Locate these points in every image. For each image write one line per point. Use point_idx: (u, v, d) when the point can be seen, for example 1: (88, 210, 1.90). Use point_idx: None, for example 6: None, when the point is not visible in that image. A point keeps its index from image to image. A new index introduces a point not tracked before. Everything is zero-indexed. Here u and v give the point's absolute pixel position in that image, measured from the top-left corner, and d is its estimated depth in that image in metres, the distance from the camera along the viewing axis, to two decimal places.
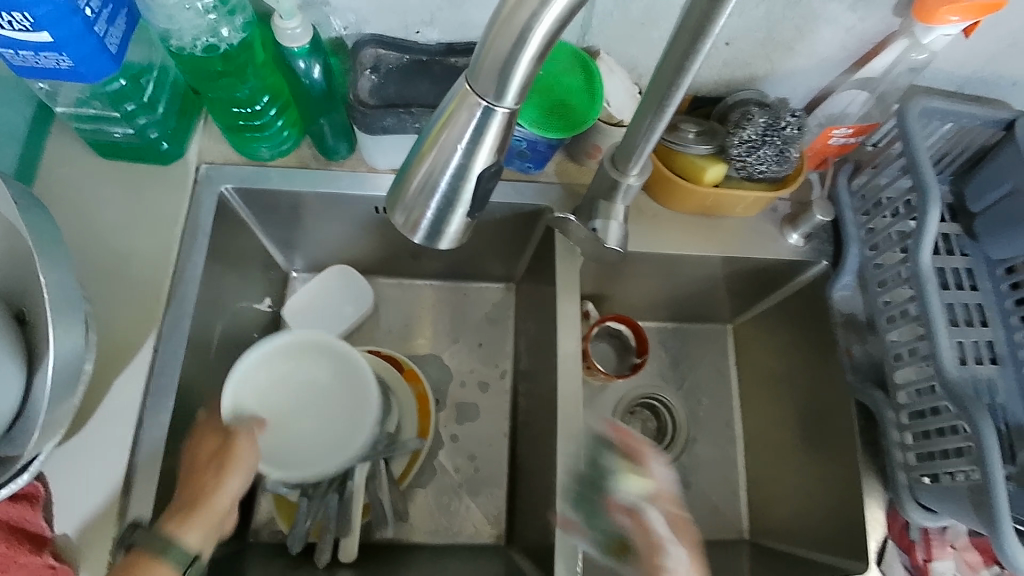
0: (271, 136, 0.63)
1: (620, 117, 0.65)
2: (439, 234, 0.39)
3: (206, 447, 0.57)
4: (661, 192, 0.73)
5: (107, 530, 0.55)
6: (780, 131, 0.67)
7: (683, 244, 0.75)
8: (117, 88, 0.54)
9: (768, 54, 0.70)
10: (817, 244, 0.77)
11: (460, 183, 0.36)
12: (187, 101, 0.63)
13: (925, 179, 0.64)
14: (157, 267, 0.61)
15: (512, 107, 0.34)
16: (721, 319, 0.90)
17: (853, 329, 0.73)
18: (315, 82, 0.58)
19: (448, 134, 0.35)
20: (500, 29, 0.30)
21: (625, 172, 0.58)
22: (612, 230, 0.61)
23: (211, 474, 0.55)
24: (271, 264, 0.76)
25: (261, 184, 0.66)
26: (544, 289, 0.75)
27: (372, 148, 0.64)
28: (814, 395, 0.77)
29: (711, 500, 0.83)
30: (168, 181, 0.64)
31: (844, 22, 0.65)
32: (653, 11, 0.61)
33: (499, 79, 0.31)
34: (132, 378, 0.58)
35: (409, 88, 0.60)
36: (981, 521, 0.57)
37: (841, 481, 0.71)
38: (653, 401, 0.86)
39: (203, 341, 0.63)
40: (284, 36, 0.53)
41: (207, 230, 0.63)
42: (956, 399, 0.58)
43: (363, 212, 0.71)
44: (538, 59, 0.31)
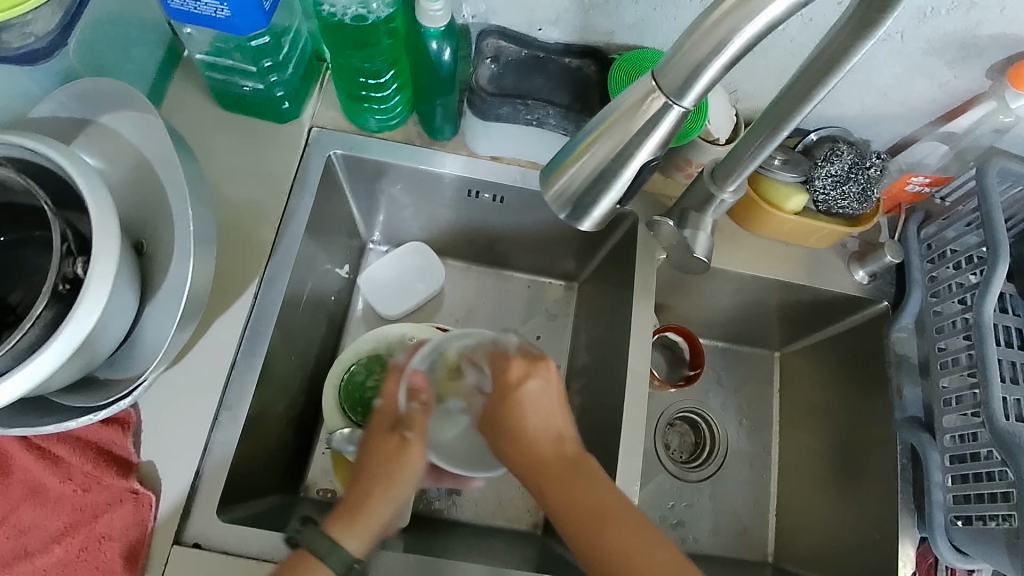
0: (385, 110, 0.67)
1: (716, 135, 0.67)
2: (586, 213, 0.42)
3: (385, 443, 0.56)
4: (741, 212, 0.76)
5: (190, 462, 0.57)
6: (865, 170, 0.70)
7: (754, 264, 0.78)
8: (260, 44, 0.59)
9: (860, 96, 0.73)
10: (881, 284, 0.79)
11: (619, 171, 0.39)
12: (309, 66, 0.67)
13: (997, 234, 0.67)
14: (263, 220, 0.64)
15: (688, 107, 0.37)
16: (770, 347, 0.92)
17: (904, 369, 0.76)
18: (443, 64, 0.61)
19: (621, 126, 0.38)
20: (699, 37, 0.34)
21: (722, 187, 0.60)
22: (700, 241, 0.63)
23: (393, 449, 0.55)
24: (354, 234, 0.79)
25: (363, 154, 0.69)
26: (612, 291, 0.77)
27: (479, 132, 0.67)
28: (858, 430, 0.79)
29: (742, 520, 0.84)
30: (283, 139, 0.67)
31: (939, 77, 0.68)
32: (767, 42, 0.64)
33: (685, 81, 0.35)
34: (231, 321, 0.61)
35: (525, 81, 0.63)
36: (1015, 565, 0.60)
37: (880, 516, 0.73)
38: (694, 415, 0.88)
39: (294, 297, 0.66)
40: (425, 16, 0.55)
41: (313, 190, 0.66)
42: (1006, 447, 0.61)
43: (453, 193, 0.73)
44: (724, 68, 0.35)
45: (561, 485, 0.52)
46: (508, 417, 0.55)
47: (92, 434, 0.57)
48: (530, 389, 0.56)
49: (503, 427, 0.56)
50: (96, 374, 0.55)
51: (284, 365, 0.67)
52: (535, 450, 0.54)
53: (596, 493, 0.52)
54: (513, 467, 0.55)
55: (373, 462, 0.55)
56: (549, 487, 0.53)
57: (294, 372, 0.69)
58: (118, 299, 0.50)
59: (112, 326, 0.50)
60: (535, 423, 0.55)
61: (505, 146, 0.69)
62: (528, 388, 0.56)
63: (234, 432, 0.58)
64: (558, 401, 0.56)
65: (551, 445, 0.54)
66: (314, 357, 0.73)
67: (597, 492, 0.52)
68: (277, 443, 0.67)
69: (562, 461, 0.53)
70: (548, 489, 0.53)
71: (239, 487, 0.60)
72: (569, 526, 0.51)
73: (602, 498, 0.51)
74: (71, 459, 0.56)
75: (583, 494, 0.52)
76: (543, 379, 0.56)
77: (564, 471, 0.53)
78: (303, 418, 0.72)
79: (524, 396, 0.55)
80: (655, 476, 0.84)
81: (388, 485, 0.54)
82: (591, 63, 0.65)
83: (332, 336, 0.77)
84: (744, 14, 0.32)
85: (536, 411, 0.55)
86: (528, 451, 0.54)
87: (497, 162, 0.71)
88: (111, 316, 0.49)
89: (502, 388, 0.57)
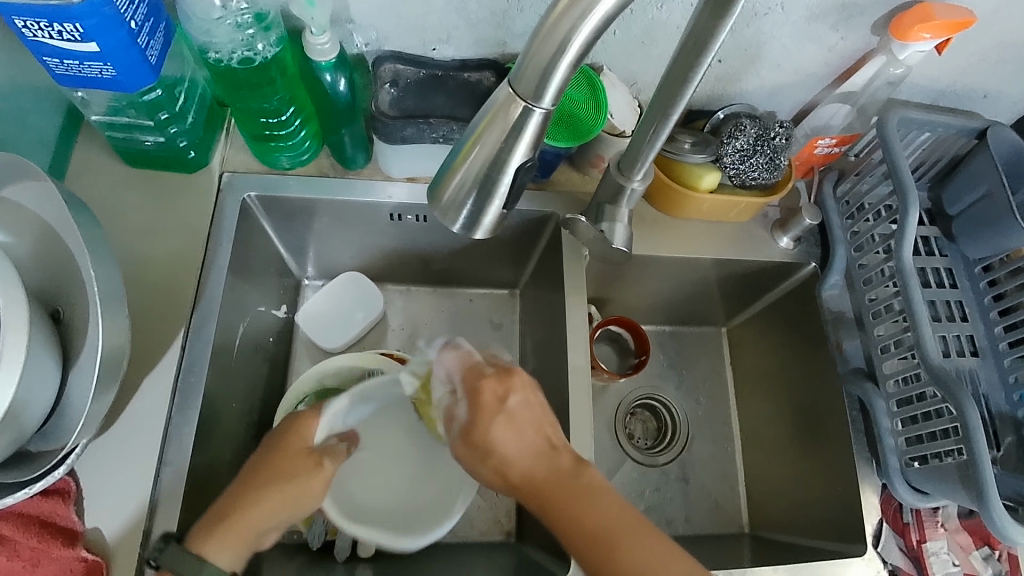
0: (293, 146, 0.69)
1: (622, 128, 0.69)
2: (479, 215, 0.43)
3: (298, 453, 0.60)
4: (661, 199, 0.78)
5: (137, 523, 0.56)
6: (770, 141, 0.72)
7: (678, 248, 0.79)
8: (154, 98, 0.59)
9: (758, 71, 0.76)
10: (806, 247, 0.82)
11: (497, 176, 0.41)
12: (210, 114, 0.68)
13: (904, 182, 0.69)
14: (186, 271, 0.65)
15: (549, 108, 0.38)
16: (716, 323, 0.95)
17: (842, 325, 0.77)
18: (341, 95, 0.62)
19: (491, 133, 0.39)
20: (541, 40, 0.35)
21: (629, 177, 0.61)
22: (618, 232, 0.65)
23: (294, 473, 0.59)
24: (288, 273, 0.79)
25: (280, 193, 0.70)
26: (548, 291, 0.78)
27: (390, 157, 0.68)
28: (805, 389, 0.81)
29: (712, 496, 0.86)
30: (194, 188, 0.68)
31: (827, 41, 0.71)
32: (654, 31, 0.66)
33: (539, 83, 0.36)
34: (163, 375, 0.61)
35: (426, 101, 0.64)
36: (968, 496, 0.62)
37: (836, 471, 0.75)
38: (652, 401, 0.90)
39: (225, 343, 0.66)
40: (314, 50, 0.57)
41: (230, 236, 0.67)
42: (942, 384, 0.63)
43: (378, 220, 0.74)
44: (573, 66, 0.36)
45: (570, 505, 0.51)
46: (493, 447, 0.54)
47: (33, 507, 0.54)
48: (513, 403, 0.55)
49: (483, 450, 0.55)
50: (28, 447, 0.53)
51: (226, 413, 0.66)
52: (520, 468, 0.53)
53: (598, 505, 0.50)
54: (504, 482, 0.54)
55: (278, 466, 0.59)
56: (554, 512, 0.51)
57: (238, 417, 0.69)
58: (36, 370, 0.49)
59: (35, 398, 0.50)
60: (518, 439, 0.54)
61: (418, 167, 0.70)
62: (514, 402, 0.55)
63: (178, 487, 0.58)
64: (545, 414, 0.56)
65: (545, 463, 0.53)
66: (261, 399, 0.73)
67: (598, 506, 0.50)
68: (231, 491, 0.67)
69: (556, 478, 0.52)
70: (560, 510, 0.51)
71: None
72: (579, 548, 0.49)
73: (611, 516, 0.49)
74: (14, 535, 0.53)
75: (586, 508, 0.50)
76: (525, 394, 0.56)
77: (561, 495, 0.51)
78: None
79: (498, 423, 0.55)
80: (621, 466, 0.85)
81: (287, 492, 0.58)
82: (488, 74, 0.67)
83: (278, 376, 0.77)
84: (576, 14, 0.34)
85: (509, 432, 0.54)
86: (523, 476, 0.53)
87: (413, 184, 0.72)
88: (31, 387, 0.49)
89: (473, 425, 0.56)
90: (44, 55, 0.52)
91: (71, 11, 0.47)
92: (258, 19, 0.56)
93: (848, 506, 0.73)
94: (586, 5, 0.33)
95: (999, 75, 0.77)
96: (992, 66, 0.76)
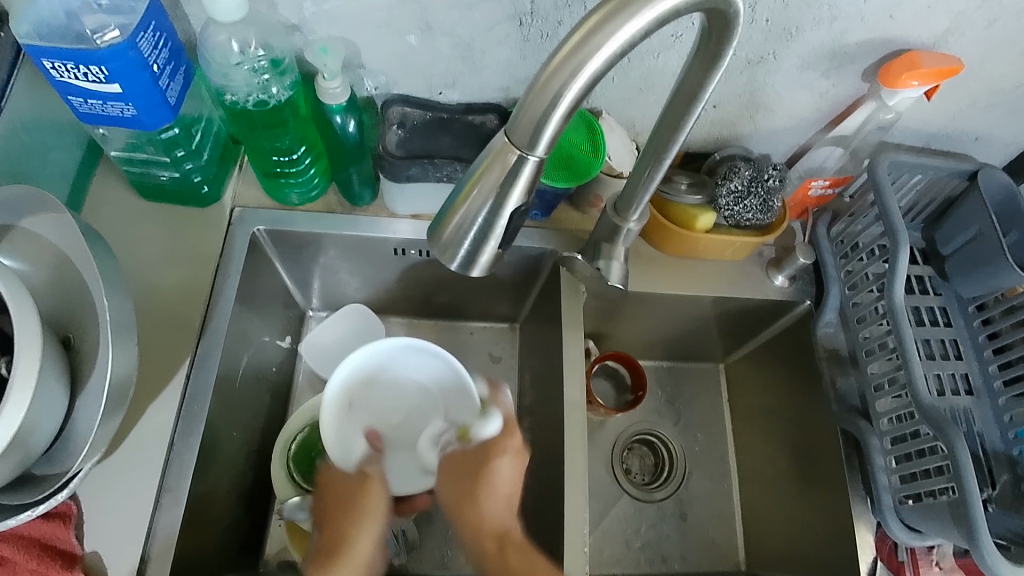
0: (302, 183, 0.71)
1: (620, 169, 0.71)
2: (476, 254, 0.45)
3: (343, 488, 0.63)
4: (658, 238, 0.80)
5: (136, 549, 0.57)
6: (763, 183, 0.75)
7: (675, 285, 0.81)
8: (171, 136, 0.62)
9: (752, 115, 0.78)
10: (801, 285, 0.84)
11: (494, 218, 0.43)
12: (223, 150, 0.71)
13: (894, 223, 0.71)
14: (194, 301, 0.67)
15: (542, 156, 0.40)
16: (713, 359, 0.96)
17: (837, 363, 0.79)
18: (350, 135, 0.65)
19: (489, 178, 0.41)
20: (536, 93, 0.37)
21: (625, 218, 0.64)
22: (615, 270, 0.67)
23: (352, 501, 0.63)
24: (292, 304, 0.81)
25: (288, 228, 0.72)
26: (546, 325, 0.80)
27: (395, 194, 0.70)
28: (800, 426, 0.82)
29: (708, 533, 0.86)
30: (205, 221, 0.71)
31: (819, 88, 0.74)
32: (652, 77, 0.68)
33: (534, 133, 0.39)
34: (167, 403, 0.63)
35: (431, 142, 0.67)
36: (960, 535, 0.62)
37: (831, 509, 0.75)
38: (649, 436, 0.91)
39: (229, 372, 0.67)
40: (326, 94, 0.60)
41: (238, 268, 0.69)
42: (934, 423, 0.63)
43: (383, 255, 0.77)
44: (566, 117, 0.38)
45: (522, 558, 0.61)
46: (475, 480, 0.63)
47: (34, 530, 0.55)
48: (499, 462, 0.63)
49: (472, 482, 0.63)
50: (33, 471, 0.54)
51: (227, 442, 0.68)
52: (483, 522, 0.63)
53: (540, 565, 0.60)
54: (460, 520, 0.64)
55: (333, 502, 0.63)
56: (495, 556, 0.61)
57: (239, 446, 0.70)
58: (46, 396, 0.51)
59: (43, 422, 0.51)
60: (499, 496, 0.63)
61: (422, 205, 0.73)
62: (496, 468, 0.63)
63: (177, 514, 0.59)
64: (503, 491, 0.63)
65: (502, 506, 0.64)
66: (262, 428, 0.75)
67: (531, 565, 0.60)
68: (229, 521, 0.68)
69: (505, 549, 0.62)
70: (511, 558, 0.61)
71: (189, 568, 0.61)
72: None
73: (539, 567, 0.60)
74: (14, 557, 0.53)
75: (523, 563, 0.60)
76: (508, 457, 0.64)
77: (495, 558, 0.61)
78: (253, 491, 0.73)
79: (493, 474, 0.63)
80: (617, 500, 0.85)
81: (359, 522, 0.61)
82: (492, 116, 0.69)
83: (279, 406, 0.78)
84: (569, 70, 0.36)
85: (484, 492, 0.62)
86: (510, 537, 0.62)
87: (417, 220, 0.74)
88: (41, 411, 0.50)
89: (473, 458, 0.64)
90: (69, 94, 0.55)
91: (97, 56, 0.50)
92: (273, 64, 0.60)
93: (841, 545, 0.73)
94: (577, 63, 0.36)
95: (988, 119, 0.79)
96: (981, 111, 0.78)
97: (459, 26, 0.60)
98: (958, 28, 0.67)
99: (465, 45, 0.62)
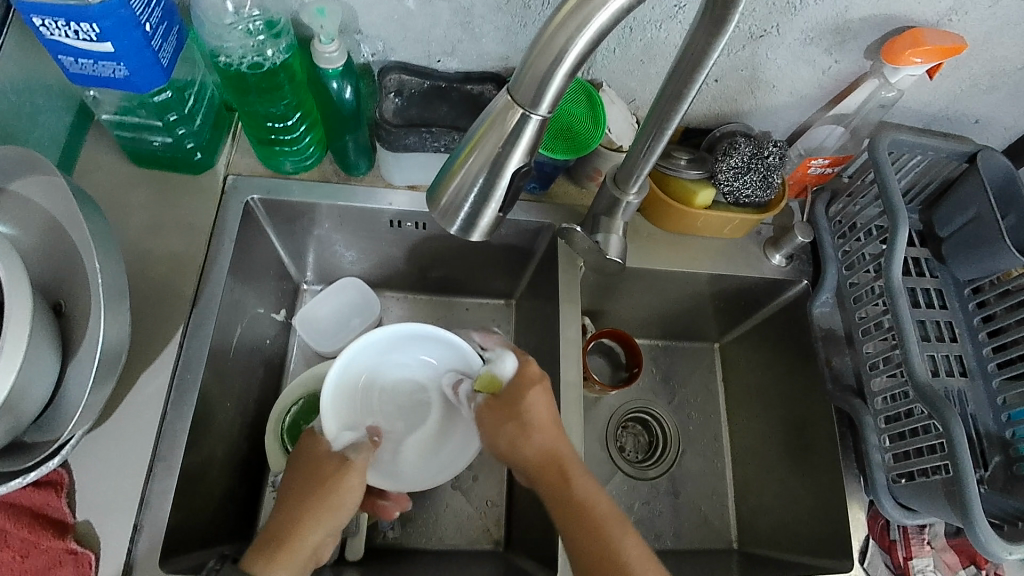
0: (296, 151, 0.70)
1: (619, 142, 0.70)
2: (476, 217, 0.44)
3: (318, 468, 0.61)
4: (656, 214, 0.80)
5: (128, 518, 0.57)
6: (764, 159, 0.74)
7: (673, 262, 0.81)
8: (163, 99, 0.61)
9: (753, 91, 0.78)
10: (799, 264, 0.83)
11: (495, 179, 0.42)
12: (217, 117, 0.70)
13: (894, 202, 0.71)
14: (187, 270, 0.66)
15: (546, 115, 0.40)
16: (709, 339, 0.96)
17: (833, 342, 0.79)
18: (346, 102, 0.64)
19: (490, 139, 0.40)
20: (540, 50, 0.36)
21: (625, 191, 0.63)
22: (613, 243, 0.66)
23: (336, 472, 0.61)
24: (287, 277, 0.80)
25: (283, 197, 0.71)
26: (543, 301, 0.79)
27: (392, 165, 0.70)
28: (793, 404, 0.82)
29: (701, 511, 0.86)
30: (198, 188, 0.70)
31: (822, 64, 0.73)
32: (653, 50, 0.68)
33: (537, 92, 0.38)
34: (159, 372, 0.62)
35: (429, 111, 0.66)
36: (953, 511, 0.62)
37: (824, 486, 0.76)
38: (643, 415, 0.91)
39: (222, 343, 0.67)
40: (321, 59, 0.59)
41: (233, 237, 0.68)
42: (929, 401, 0.64)
43: (379, 227, 0.76)
44: (569, 77, 0.38)
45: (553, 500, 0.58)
46: (515, 418, 0.62)
47: (25, 498, 0.55)
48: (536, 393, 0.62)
49: (511, 425, 0.62)
50: (23, 437, 0.54)
51: (221, 412, 0.67)
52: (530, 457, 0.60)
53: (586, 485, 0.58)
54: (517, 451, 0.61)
55: (306, 480, 0.60)
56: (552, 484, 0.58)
57: (232, 417, 0.69)
58: (36, 360, 0.50)
59: (34, 387, 0.50)
60: (546, 428, 0.61)
61: (420, 175, 0.72)
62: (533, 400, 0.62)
63: (170, 483, 0.59)
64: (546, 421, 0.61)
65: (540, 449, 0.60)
66: (256, 401, 0.74)
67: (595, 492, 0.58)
68: (222, 492, 0.67)
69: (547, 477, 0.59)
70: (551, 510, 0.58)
71: (182, 537, 0.60)
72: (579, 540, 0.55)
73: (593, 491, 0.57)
74: (5, 526, 0.53)
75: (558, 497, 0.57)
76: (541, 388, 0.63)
77: (556, 480, 0.58)
78: (247, 463, 0.72)
79: (528, 407, 0.62)
80: (611, 477, 0.86)
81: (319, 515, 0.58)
82: (491, 86, 0.68)
83: (273, 378, 0.77)
84: (573, 26, 0.35)
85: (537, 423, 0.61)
86: (534, 474, 0.60)
87: (414, 192, 0.73)
88: (30, 376, 0.50)
89: (507, 400, 0.63)
90: (59, 54, 0.54)
91: (88, 13, 0.49)
92: (268, 25, 0.59)
93: (832, 522, 0.74)
94: (582, 19, 0.35)
95: (989, 100, 0.79)
96: (982, 92, 0.78)
97: None
98: (963, 5, 0.66)
99: (465, 11, 0.61)
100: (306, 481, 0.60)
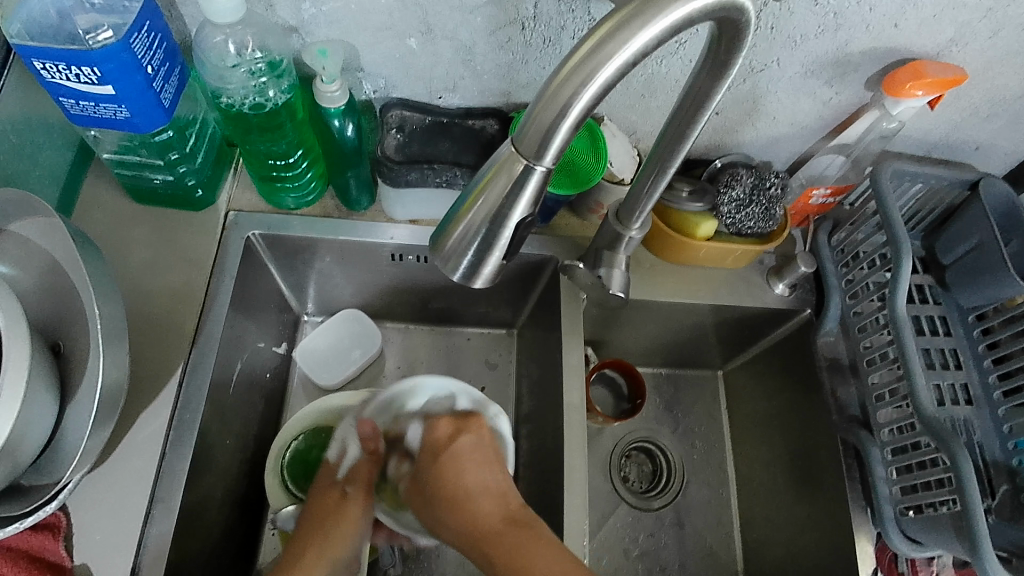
0: (299, 187, 0.70)
1: (621, 175, 0.71)
2: (479, 264, 0.44)
3: (326, 498, 0.63)
4: (657, 244, 0.80)
5: (125, 562, 0.56)
6: (765, 191, 0.75)
7: (675, 292, 0.80)
8: (164, 139, 0.61)
9: (753, 123, 0.78)
10: (802, 293, 0.83)
11: (498, 228, 0.42)
12: (219, 152, 0.70)
13: (897, 231, 0.70)
14: (187, 307, 0.66)
15: (550, 166, 0.39)
16: (712, 367, 0.95)
17: (837, 373, 0.78)
18: (348, 139, 0.64)
19: (494, 188, 0.40)
20: (546, 102, 0.36)
21: (627, 226, 0.63)
22: (616, 277, 0.66)
23: (336, 500, 0.62)
24: (288, 310, 0.80)
25: (284, 232, 0.71)
26: (546, 334, 0.78)
27: (393, 199, 0.69)
28: (798, 435, 0.81)
29: (706, 542, 0.86)
30: (198, 224, 0.70)
31: (822, 97, 0.73)
32: (654, 84, 0.68)
33: (541, 144, 0.38)
34: (159, 411, 0.61)
35: (430, 146, 0.67)
36: (963, 547, 0.61)
37: (831, 518, 0.75)
38: (647, 445, 0.90)
39: (222, 380, 0.66)
40: (324, 98, 0.59)
41: (233, 273, 0.68)
42: (936, 435, 0.63)
43: (380, 260, 0.75)
44: (575, 128, 0.37)
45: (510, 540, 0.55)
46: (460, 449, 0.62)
47: (22, 542, 0.54)
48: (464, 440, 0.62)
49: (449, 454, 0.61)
50: (20, 482, 0.53)
51: (220, 450, 0.66)
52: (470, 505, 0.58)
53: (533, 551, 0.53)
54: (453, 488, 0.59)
55: (316, 517, 0.62)
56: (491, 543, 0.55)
57: (232, 454, 0.68)
58: (34, 406, 0.49)
59: (31, 433, 0.50)
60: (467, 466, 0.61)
61: (422, 209, 0.72)
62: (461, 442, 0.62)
63: (169, 526, 0.58)
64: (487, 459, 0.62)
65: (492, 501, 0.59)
66: (256, 437, 0.73)
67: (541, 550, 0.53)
68: (220, 531, 0.67)
69: (511, 521, 0.57)
70: (503, 545, 0.55)
71: None
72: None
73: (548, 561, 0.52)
74: (3, 570, 0.52)
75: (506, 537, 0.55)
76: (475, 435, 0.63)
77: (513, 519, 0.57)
78: (246, 500, 0.72)
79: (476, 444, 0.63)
80: (615, 509, 0.85)
81: (324, 549, 0.59)
82: (492, 121, 0.69)
83: (273, 414, 0.77)
84: (578, 80, 0.35)
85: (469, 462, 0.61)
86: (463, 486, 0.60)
87: (415, 226, 0.73)
88: (28, 422, 0.49)
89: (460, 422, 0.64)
90: (60, 95, 0.53)
91: (90, 56, 0.49)
92: (270, 67, 0.59)
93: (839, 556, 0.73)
94: (588, 72, 0.35)
95: (990, 129, 0.79)
96: (984, 120, 0.78)
97: (460, 29, 0.59)
98: (963, 37, 0.66)
99: (466, 49, 0.61)
100: (312, 518, 0.62)
